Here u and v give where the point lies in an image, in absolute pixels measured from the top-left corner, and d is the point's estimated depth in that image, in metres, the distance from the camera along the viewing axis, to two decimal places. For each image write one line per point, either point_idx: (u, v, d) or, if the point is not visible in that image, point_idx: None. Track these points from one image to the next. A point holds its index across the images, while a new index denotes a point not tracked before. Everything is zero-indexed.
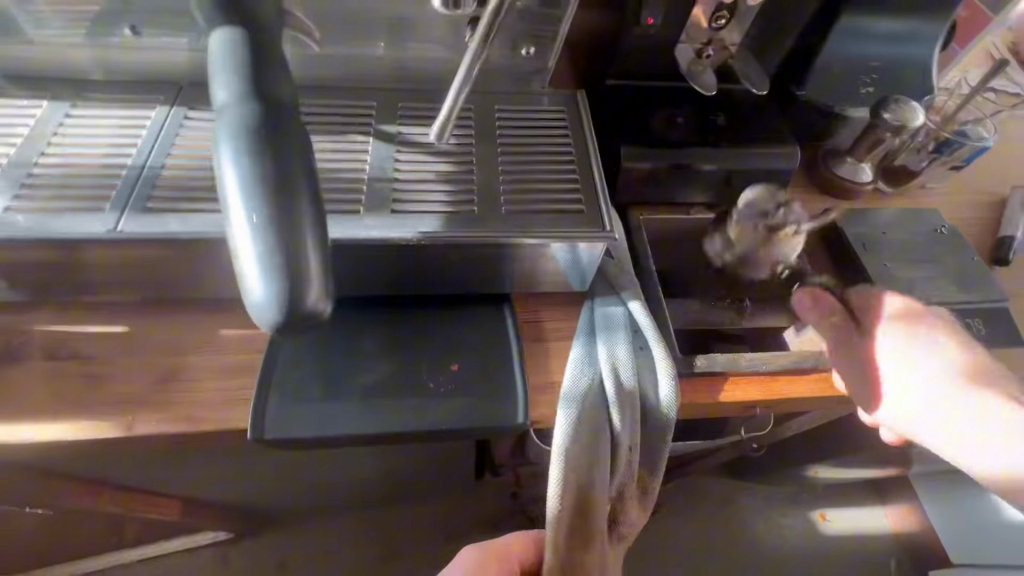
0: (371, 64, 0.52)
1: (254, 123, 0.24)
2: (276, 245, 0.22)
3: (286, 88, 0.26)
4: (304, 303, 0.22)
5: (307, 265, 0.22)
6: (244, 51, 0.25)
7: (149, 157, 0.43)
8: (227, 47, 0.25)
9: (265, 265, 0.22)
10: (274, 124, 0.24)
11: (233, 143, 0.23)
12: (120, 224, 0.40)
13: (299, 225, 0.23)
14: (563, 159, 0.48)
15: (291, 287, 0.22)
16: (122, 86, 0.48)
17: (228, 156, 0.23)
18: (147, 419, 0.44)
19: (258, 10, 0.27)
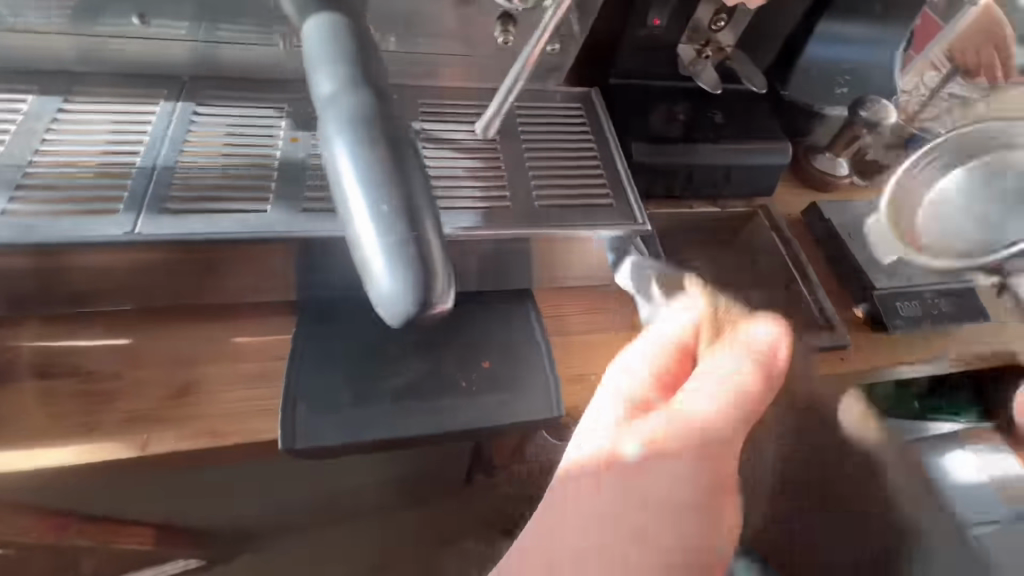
0: (385, 59, 0.51)
1: (362, 112, 0.23)
2: (403, 236, 0.22)
3: (387, 79, 0.25)
4: (433, 294, 0.21)
5: (434, 256, 0.22)
6: (346, 41, 0.24)
7: (160, 155, 0.41)
8: (326, 38, 0.25)
9: (393, 257, 0.21)
10: (385, 116, 0.23)
11: (345, 133, 0.22)
12: (139, 226, 0.37)
13: (424, 216, 0.22)
14: (587, 154, 0.49)
15: (419, 278, 0.21)
16: (118, 80, 0.45)
17: (343, 151, 0.23)
18: (163, 436, 0.41)
19: (348, 1, 0.26)
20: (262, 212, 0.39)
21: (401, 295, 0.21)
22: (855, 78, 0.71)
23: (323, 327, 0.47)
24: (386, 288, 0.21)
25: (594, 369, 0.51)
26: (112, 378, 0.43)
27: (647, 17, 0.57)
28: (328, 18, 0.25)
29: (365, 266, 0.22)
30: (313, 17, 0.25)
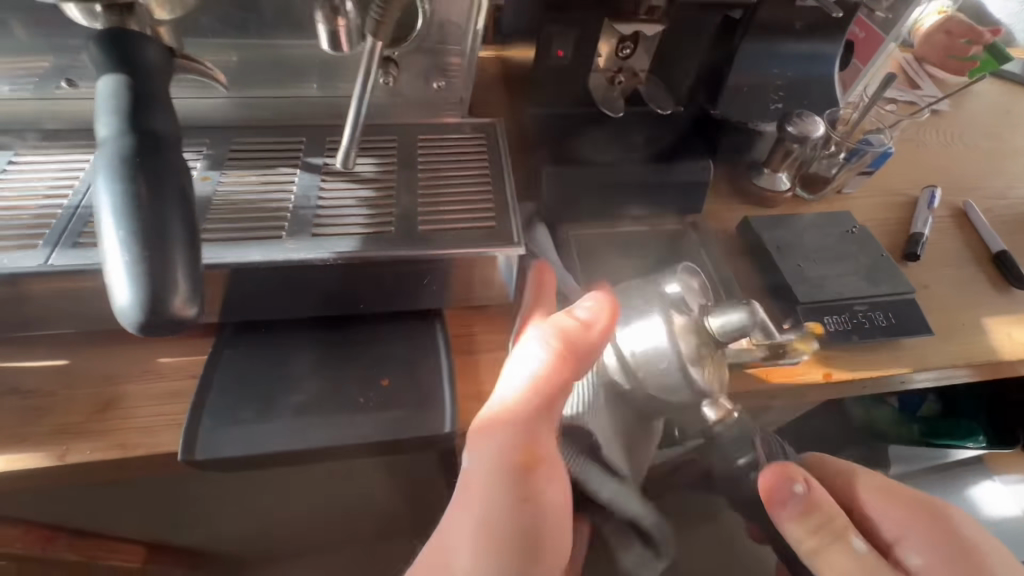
0: (303, 102, 0.56)
1: (135, 159, 0.27)
2: (143, 262, 0.26)
3: (171, 128, 0.29)
4: (167, 310, 0.26)
5: (173, 279, 0.26)
6: (128, 94, 0.28)
7: (85, 198, 0.47)
8: (110, 91, 0.28)
9: (132, 278, 0.26)
10: (151, 159, 0.28)
11: (110, 175, 0.27)
12: (52, 258, 0.43)
13: (169, 246, 0.26)
14: (480, 180, 0.52)
15: (155, 296, 0.26)
16: (66, 134, 0.52)
17: (104, 190, 0.27)
18: (79, 449, 0.46)
19: (143, 60, 0.29)
20: None
21: (136, 310, 0.26)
22: (789, 92, 0.70)
23: (237, 347, 0.51)
24: (123, 304, 0.26)
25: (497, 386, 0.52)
26: (47, 395, 0.48)
27: (552, 48, 0.59)
28: (126, 71, 0.29)
29: (111, 280, 0.26)
30: (106, 71, 0.29)
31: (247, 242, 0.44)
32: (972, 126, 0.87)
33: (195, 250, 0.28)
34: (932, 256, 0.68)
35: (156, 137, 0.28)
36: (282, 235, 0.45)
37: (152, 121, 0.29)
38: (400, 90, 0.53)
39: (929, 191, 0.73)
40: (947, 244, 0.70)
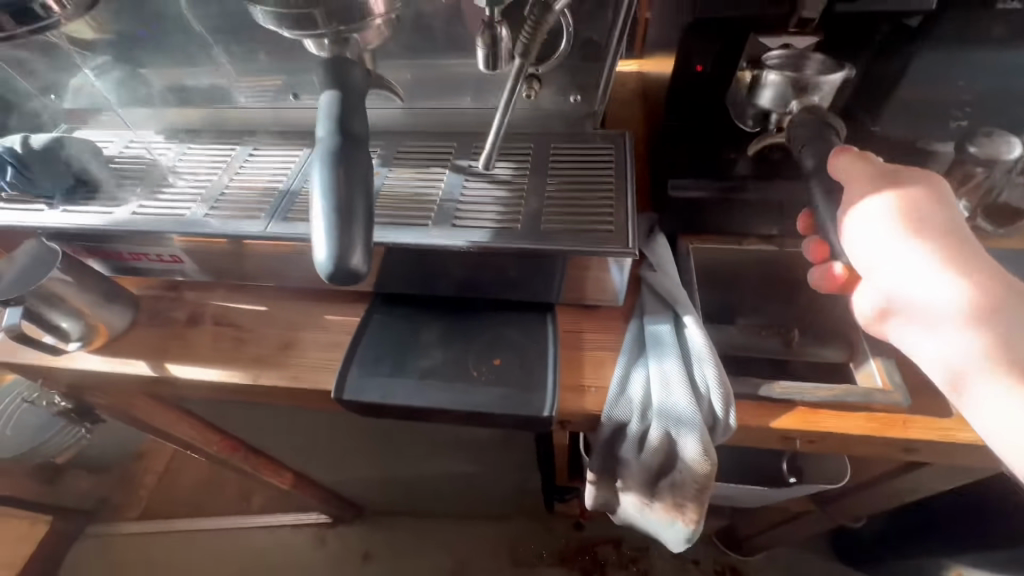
0: (458, 112, 0.65)
1: (339, 152, 0.37)
2: (335, 229, 0.34)
3: (362, 131, 0.38)
4: (350, 266, 0.34)
5: (354, 244, 0.34)
6: (339, 105, 0.37)
7: (293, 183, 0.60)
8: (329, 105, 0.38)
9: (327, 241, 0.34)
10: (349, 155, 0.37)
11: (321, 165, 0.36)
12: (268, 227, 0.56)
13: (355, 221, 0.35)
14: (603, 187, 0.55)
15: (339, 255, 0.34)
16: (288, 135, 0.68)
17: (316, 176, 0.36)
18: (268, 374, 0.59)
19: (349, 80, 0.38)
20: None
21: (326, 265, 0.34)
22: (982, 107, 0.61)
23: (384, 313, 0.62)
24: (320, 259, 0.34)
25: (597, 383, 0.55)
26: (251, 330, 0.63)
27: (690, 62, 0.58)
28: (339, 87, 0.38)
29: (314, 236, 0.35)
30: (328, 88, 0.38)
31: (402, 227, 0.53)
32: None
33: (368, 219, 0.36)
34: None
35: (354, 136, 0.37)
36: (429, 224, 0.53)
37: (352, 125, 0.38)
38: (541, 101, 0.59)
39: None
40: None
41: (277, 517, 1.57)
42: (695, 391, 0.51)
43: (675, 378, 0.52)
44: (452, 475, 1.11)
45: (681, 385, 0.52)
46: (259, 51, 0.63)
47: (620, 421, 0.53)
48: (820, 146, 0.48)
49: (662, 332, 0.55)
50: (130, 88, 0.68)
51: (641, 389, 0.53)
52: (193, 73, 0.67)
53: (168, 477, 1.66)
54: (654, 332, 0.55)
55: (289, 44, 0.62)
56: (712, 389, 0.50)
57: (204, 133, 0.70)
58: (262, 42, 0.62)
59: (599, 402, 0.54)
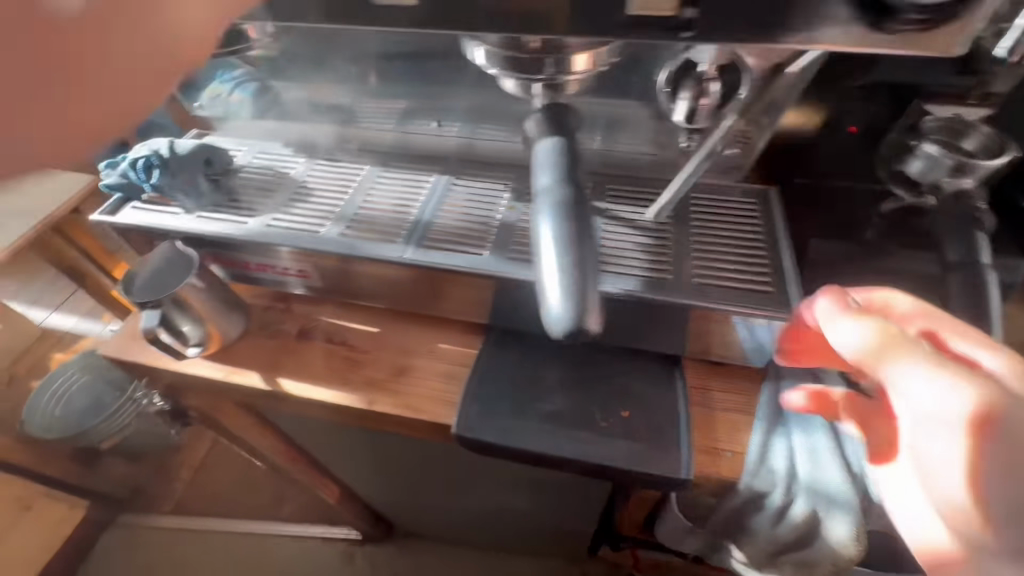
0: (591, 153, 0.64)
1: (567, 206, 0.37)
2: (570, 283, 0.35)
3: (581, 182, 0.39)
4: (587, 325, 0.34)
5: (591, 301, 0.35)
6: (566, 155, 0.38)
7: (427, 211, 0.60)
8: (552, 151, 0.39)
9: (565, 294, 0.34)
10: (579, 207, 0.37)
11: (552, 214, 0.37)
12: (407, 253, 0.55)
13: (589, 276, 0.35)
14: (753, 245, 0.53)
15: (578, 311, 0.34)
16: (412, 159, 0.68)
17: (546, 225, 0.37)
18: (383, 401, 0.58)
19: (569, 130, 0.40)
20: (480, 254, 0.54)
21: (564, 321, 0.34)
22: None
23: (502, 349, 0.60)
24: (557, 314, 0.34)
25: (730, 448, 0.53)
26: (364, 351, 0.62)
27: (843, 124, 0.58)
28: (563, 135, 0.39)
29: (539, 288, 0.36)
30: (547, 137, 0.39)
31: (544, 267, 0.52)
32: None
33: (596, 280, 0.36)
34: None
35: (577, 188, 0.38)
36: None
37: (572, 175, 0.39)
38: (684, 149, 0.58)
39: None
40: None
41: (309, 528, 1.54)
42: (846, 467, 0.48)
43: (824, 450, 0.49)
44: (508, 509, 1.08)
45: (829, 459, 0.49)
46: (371, 73, 0.65)
47: (760, 492, 0.50)
48: (963, 240, 0.48)
49: None
50: (261, 100, 0.70)
51: (782, 458, 0.50)
52: (319, 89, 0.67)
53: (202, 475, 1.65)
54: None
55: (418, 68, 0.62)
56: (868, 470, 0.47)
57: (328, 149, 0.70)
58: (386, 65, 0.63)
59: (735, 469, 0.51)
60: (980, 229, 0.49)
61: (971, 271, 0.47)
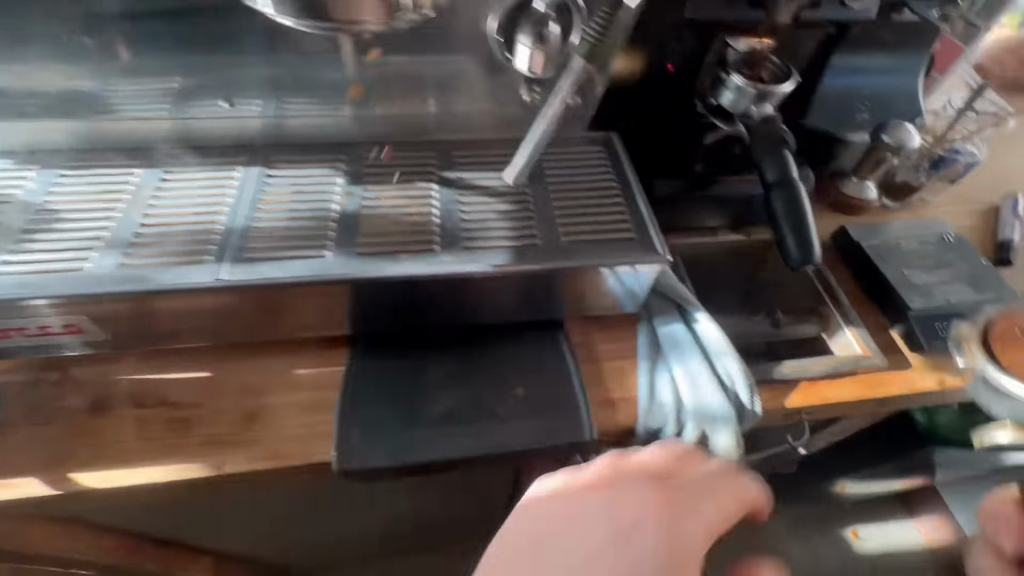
0: (431, 120, 0.56)
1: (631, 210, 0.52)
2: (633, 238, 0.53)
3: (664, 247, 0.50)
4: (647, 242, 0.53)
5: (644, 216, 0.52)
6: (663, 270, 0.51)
7: (238, 217, 0.47)
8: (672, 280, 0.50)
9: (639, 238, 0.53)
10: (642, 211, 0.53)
11: None
12: (224, 272, 0.43)
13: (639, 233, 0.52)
14: (609, 193, 0.53)
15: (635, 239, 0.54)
16: (199, 151, 0.52)
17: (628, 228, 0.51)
18: (234, 459, 0.47)
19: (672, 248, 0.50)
20: (321, 258, 0.44)
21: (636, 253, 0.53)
22: (876, 104, 0.73)
23: (374, 359, 0.52)
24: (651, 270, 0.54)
25: (623, 395, 0.54)
26: (197, 406, 0.49)
27: (663, 60, 0.60)
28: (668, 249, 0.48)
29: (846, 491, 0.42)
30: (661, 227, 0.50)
31: (401, 255, 0.45)
32: None
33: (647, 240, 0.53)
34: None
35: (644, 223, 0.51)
36: (438, 249, 0.46)
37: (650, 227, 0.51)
38: (525, 106, 0.55)
39: (1012, 199, 0.74)
40: None
41: None
42: (723, 385, 0.52)
43: (702, 375, 0.52)
44: None
45: (707, 383, 0.52)
46: (120, 45, 0.51)
47: (655, 429, 0.52)
48: (777, 161, 0.54)
49: (678, 333, 0.55)
50: None
51: (666, 392, 0.53)
52: (49, 73, 0.51)
53: None
54: (669, 330, 0.55)
55: (189, 34, 0.51)
56: (737, 380, 0.52)
57: (67, 151, 0.51)
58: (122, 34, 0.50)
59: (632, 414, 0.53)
60: (785, 148, 0.55)
61: (788, 188, 0.53)
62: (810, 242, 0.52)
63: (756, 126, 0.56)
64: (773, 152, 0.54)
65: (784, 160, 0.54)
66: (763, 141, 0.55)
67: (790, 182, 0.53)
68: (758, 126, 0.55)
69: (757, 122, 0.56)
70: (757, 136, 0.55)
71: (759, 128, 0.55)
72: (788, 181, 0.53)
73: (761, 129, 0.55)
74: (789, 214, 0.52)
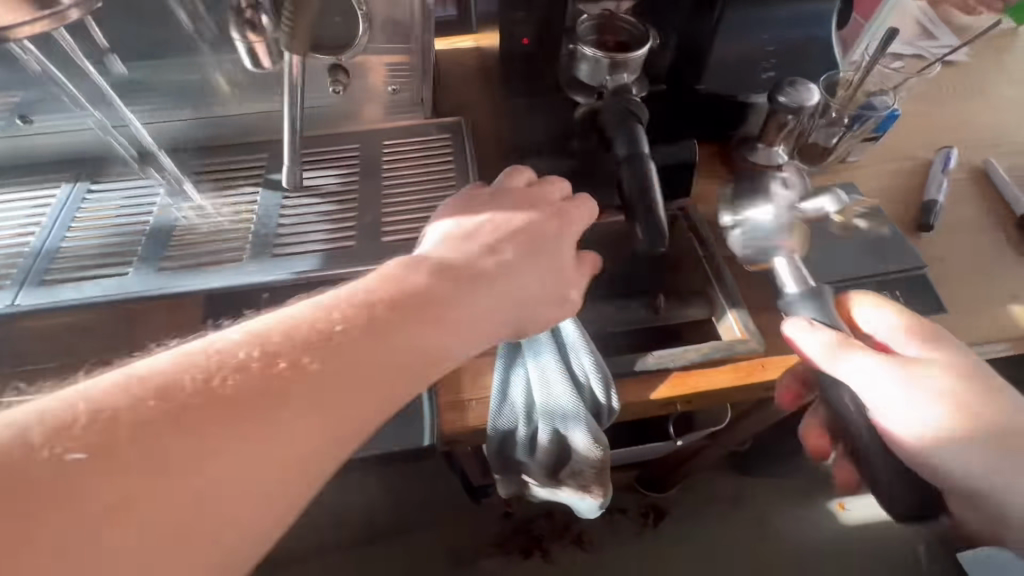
0: (267, 118, 0.53)
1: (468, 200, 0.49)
2: None
3: None
4: None
5: None
6: None
7: (47, 239, 0.46)
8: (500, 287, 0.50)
9: None
10: None
11: None
12: (18, 298, 0.42)
13: None
14: (444, 185, 0.50)
15: None
16: (24, 169, 0.51)
17: None
18: None
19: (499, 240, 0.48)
20: (124, 275, 0.44)
21: None
22: (783, 58, 0.65)
23: None
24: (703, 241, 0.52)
25: (476, 395, 0.51)
26: None
27: (516, 37, 0.59)
28: None
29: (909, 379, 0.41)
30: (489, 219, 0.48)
31: (207, 268, 0.44)
32: (1002, 73, 0.77)
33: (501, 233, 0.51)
34: (946, 224, 0.63)
35: None
36: (242, 258, 0.44)
37: None
38: (358, 96, 0.52)
39: (944, 153, 0.67)
40: (968, 211, 0.65)
41: None
42: (577, 381, 0.49)
43: (554, 370, 0.50)
44: None
45: (559, 380, 0.49)
46: None
47: (507, 430, 0.50)
48: (628, 135, 0.50)
49: None
50: None
51: (518, 389, 0.50)
52: None
53: None
54: None
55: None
56: (591, 377, 0.49)
57: None
58: None
59: (483, 416, 0.50)
60: (637, 121, 0.51)
61: (638, 162, 0.48)
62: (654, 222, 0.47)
63: (610, 101, 0.52)
64: (623, 125, 0.50)
65: (637, 133, 0.50)
66: (614, 116, 0.51)
67: (637, 156, 0.49)
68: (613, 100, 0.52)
69: (611, 96, 0.52)
70: (610, 111, 0.52)
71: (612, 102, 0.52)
72: (636, 154, 0.49)
73: (613, 103, 0.52)
74: (639, 190, 0.48)
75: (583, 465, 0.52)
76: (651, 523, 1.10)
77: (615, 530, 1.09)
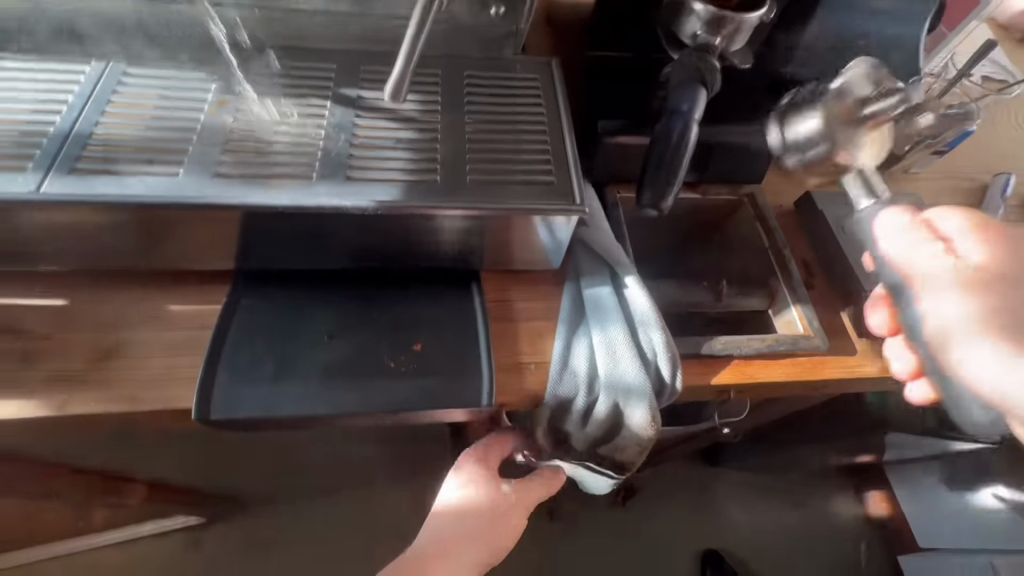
0: (337, 26, 0.47)
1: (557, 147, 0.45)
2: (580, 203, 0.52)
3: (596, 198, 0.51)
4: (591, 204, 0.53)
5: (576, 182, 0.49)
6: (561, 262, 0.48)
7: (76, 121, 0.39)
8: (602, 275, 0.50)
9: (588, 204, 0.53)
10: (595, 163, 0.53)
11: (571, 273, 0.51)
12: (43, 185, 0.36)
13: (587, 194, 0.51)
14: (535, 127, 0.45)
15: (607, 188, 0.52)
16: (42, 36, 0.43)
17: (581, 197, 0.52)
18: (82, 399, 0.42)
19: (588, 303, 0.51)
20: (172, 176, 0.38)
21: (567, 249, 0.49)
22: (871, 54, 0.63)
23: (259, 297, 0.47)
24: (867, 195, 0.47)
25: (535, 359, 0.49)
26: (48, 338, 0.44)
27: None
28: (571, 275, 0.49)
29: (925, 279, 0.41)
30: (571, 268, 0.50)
31: (273, 181, 0.39)
32: None
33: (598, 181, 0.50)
34: None
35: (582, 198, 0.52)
36: (312, 177, 0.39)
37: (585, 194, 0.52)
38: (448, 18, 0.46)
39: (1002, 178, 0.67)
40: None
41: None
42: (643, 359, 0.47)
43: (621, 342, 0.47)
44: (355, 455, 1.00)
45: (626, 353, 0.47)
46: None
47: (565, 398, 0.47)
48: (687, 94, 0.45)
49: (603, 296, 0.49)
50: None
51: (579, 359, 0.48)
52: None
53: None
54: (599, 291, 0.50)
55: None
56: (660, 354, 0.47)
57: None
58: None
59: (542, 379, 0.48)
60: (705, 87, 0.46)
61: (672, 120, 0.45)
62: (667, 186, 0.46)
63: (689, 57, 0.47)
64: (686, 81, 0.46)
65: (698, 95, 0.45)
66: (680, 75, 0.46)
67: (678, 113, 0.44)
68: (693, 57, 0.46)
69: (692, 52, 0.47)
70: (682, 66, 0.46)
71: (689, 57, 0.47)
72: (676, 110, 0.45)
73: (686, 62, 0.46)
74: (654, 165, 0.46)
75: (627, 450, 0.49)
76: (621, 502, 1.10)
77: (591, 504, 1.10)
